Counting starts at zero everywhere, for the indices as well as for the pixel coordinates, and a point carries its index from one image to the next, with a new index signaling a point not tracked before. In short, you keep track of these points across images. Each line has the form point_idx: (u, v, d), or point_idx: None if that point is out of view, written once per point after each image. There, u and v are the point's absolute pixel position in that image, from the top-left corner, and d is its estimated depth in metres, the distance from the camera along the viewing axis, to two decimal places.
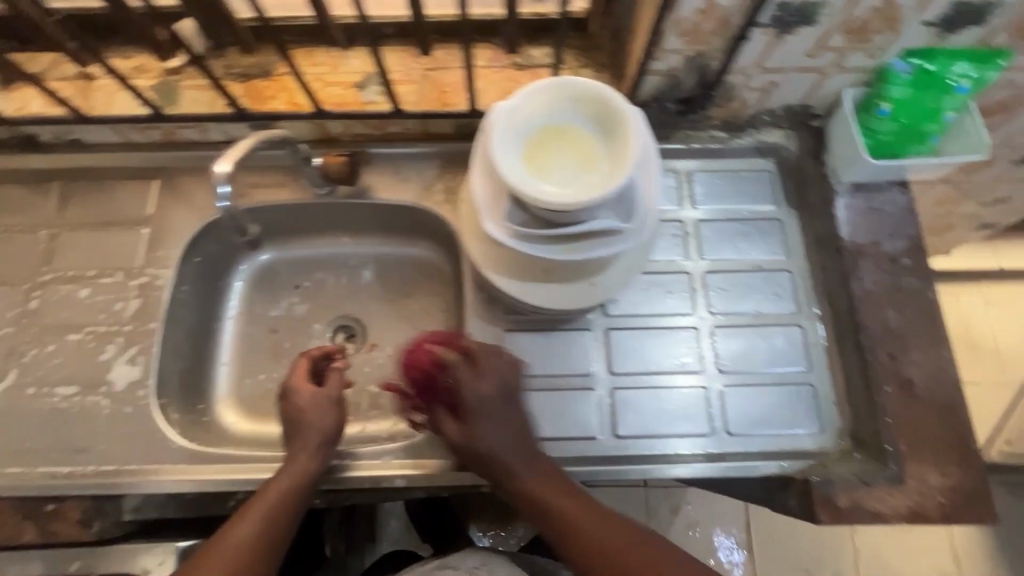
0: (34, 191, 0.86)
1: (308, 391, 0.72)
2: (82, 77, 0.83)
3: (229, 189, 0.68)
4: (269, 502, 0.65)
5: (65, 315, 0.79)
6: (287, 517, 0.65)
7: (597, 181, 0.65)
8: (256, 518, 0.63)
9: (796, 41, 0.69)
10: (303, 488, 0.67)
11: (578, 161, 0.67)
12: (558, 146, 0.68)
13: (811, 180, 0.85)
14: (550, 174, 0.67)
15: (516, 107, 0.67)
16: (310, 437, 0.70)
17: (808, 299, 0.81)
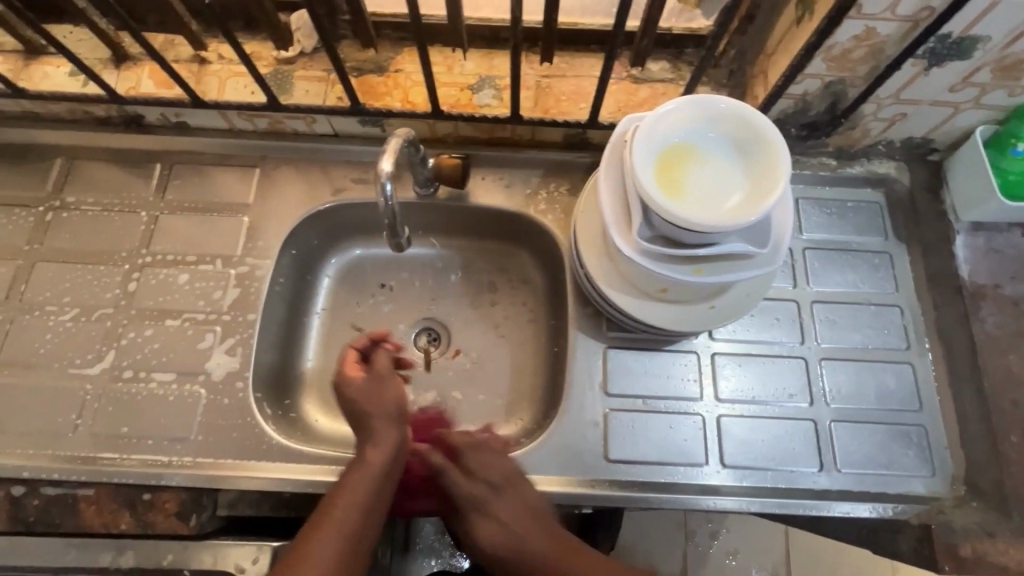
0: (134, 172, 0.85)
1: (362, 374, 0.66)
2: (196, 60, 0.82)
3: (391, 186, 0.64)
4: (356, 499, 0.58)
5: (164, 299, 0.78)
6: (374, 515, 0.59)
7: (738, 202, 0.63)
8: (347, 517, 0.57)
9: (943, 74, 0.67)
10: (377, 485, 0.60)
11: (716, 180, 0.65)
12: (695, 163, 0.66)
13: (924, 215, 0.83)
14: (687, 191, 0.64)
15: (656, 122, 0.66)
16: (386, 429, 0.63)
17: (919, 337, 0.79)
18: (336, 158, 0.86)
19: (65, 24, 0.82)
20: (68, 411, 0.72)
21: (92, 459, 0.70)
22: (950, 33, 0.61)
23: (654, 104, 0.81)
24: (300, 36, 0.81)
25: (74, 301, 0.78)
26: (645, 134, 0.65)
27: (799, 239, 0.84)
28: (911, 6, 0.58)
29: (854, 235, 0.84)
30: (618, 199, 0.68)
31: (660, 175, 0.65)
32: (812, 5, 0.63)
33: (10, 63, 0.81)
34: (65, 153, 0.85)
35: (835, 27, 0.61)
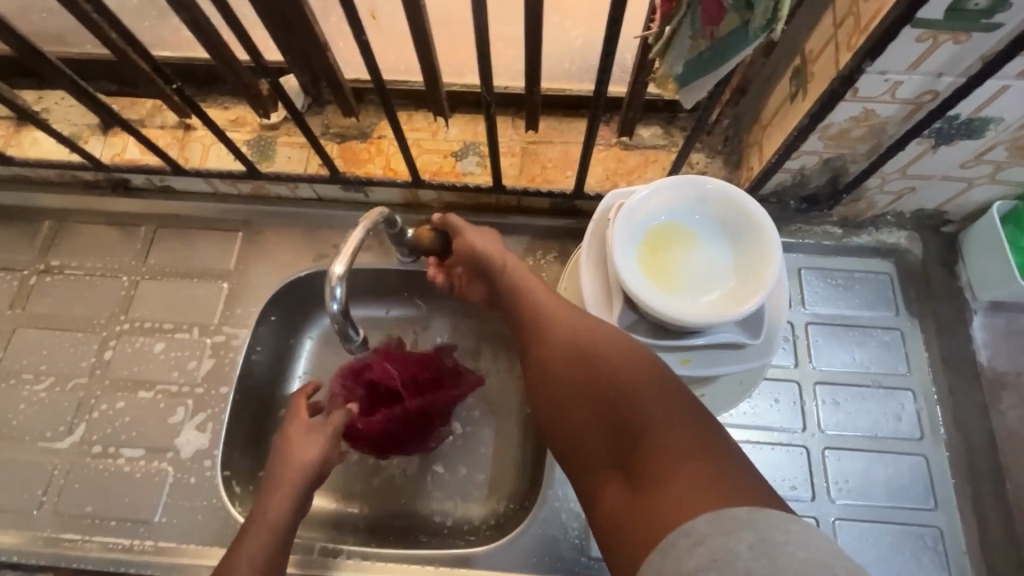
0: (119, 235, 0.85)
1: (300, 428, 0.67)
2: (181, 126, 0.82)
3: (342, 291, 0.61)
4: (258, 550, 0.57)
5: (139, 369, 0.77)
6: (291, 530, 0.60)
7: (725, 292, 0.60)
8: (267, 528, 0.59)
9: (953, 152, 0.62)
10: (282, 525, 0.59)
11: (703, 266, 0.62)
12: (681, 247, 0.62)
13: (938, 291, 0.77)
14: (672, 278, 0.61)
15: (641, 202, 0.62)
16: (296, 457, 0.64)
17: (933, 426, 0.72)
18: (318, 222, 0.84)
19: (57, 91, 0.83)
20: (34, 487, 0.71)
21: (54, 541, 0.68)
22: (959, 114, 0.56)
23: (645, 171, 0.77)
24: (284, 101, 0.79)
25: (50, 369, 0.77)
26: (631, 215, 0.62)
27: (801, 312, 0.78)
28: (913, 89, 0.54)
29: (862, 310, 0.78)
30: (600, 280, 0.65)
31: (644, 260, 0.62)
32: (805, 83, 0.59)
33: (2, 130, 0.83)
34: (52, 215, 0.85)
35: (831, 109, 0.56)
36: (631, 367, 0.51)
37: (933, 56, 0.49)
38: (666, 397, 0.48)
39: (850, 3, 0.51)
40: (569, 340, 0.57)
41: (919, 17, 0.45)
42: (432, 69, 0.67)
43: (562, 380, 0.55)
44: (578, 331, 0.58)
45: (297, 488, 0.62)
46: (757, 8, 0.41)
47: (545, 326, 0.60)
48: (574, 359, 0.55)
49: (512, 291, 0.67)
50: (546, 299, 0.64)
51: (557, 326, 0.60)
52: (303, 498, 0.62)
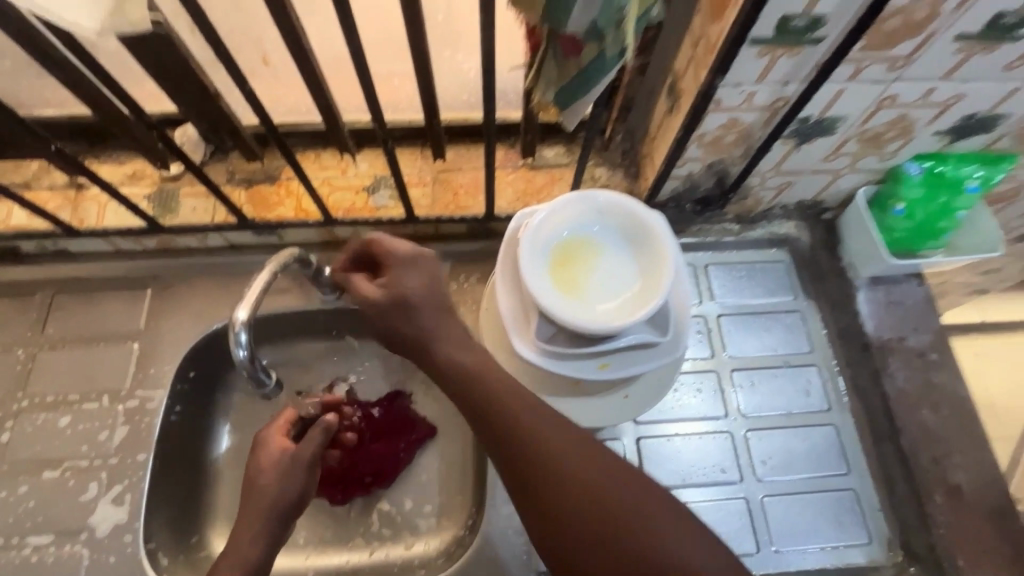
0: (12, 307, 0.79)
1: (272, 457, 0.58)
2: (73, 187, 0.78)
3: (248, 336, 0.59)
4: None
5: (43, 447, 0.71)
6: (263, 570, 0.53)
7: (625, 299, 0.64)
8: (241, 561, 0.52)
9: (814, 149, 0.70)
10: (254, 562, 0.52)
11: (605, 276, 0.65)
12: (587, 259, 0.66)
13: (828, 272, 0.85)
14: (577, 288, 0.64)
15: (543, 220, 0.65)
16: (267, 493, 0.55)
17: (838, 395, 0.79)
18: (231, 270, 0.82)
19: None
20: None
21: None
22: (809, 116, 0.63)
23: (552, 189, 0.81)
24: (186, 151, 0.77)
25: None
26: (536, 233, 0.65)
27: (711, 306, 0.83)
28: (766, 97, 0.60)
29: (765, 297, 0.84)
30: (516, 298, 0.67)
31: (552, 272, 0.64)
32: (677, 98, 0.64)
33: None
34: None
35: (700, 119, 0.62)
36: (604, 467, 0.51)
37: (775, 68, 0.56)
38: (637, 496, 0.50)
39: (701, 26, 0.57)
40: (560, 439, 0.52)
41: (754, 35, 0.51)
42: (330, 109, 0.68)
43: (550, 487, 0.50)
44: (563, 432, 0.53)
45: (267, 523, 0.54)
46: (608, 37, 0.44)
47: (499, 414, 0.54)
48: (568, 467, 0.50)
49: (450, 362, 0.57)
50: (496, 381, 0.55)
51: (537, 424, 0.53)
52: (277, 534, 0.55)
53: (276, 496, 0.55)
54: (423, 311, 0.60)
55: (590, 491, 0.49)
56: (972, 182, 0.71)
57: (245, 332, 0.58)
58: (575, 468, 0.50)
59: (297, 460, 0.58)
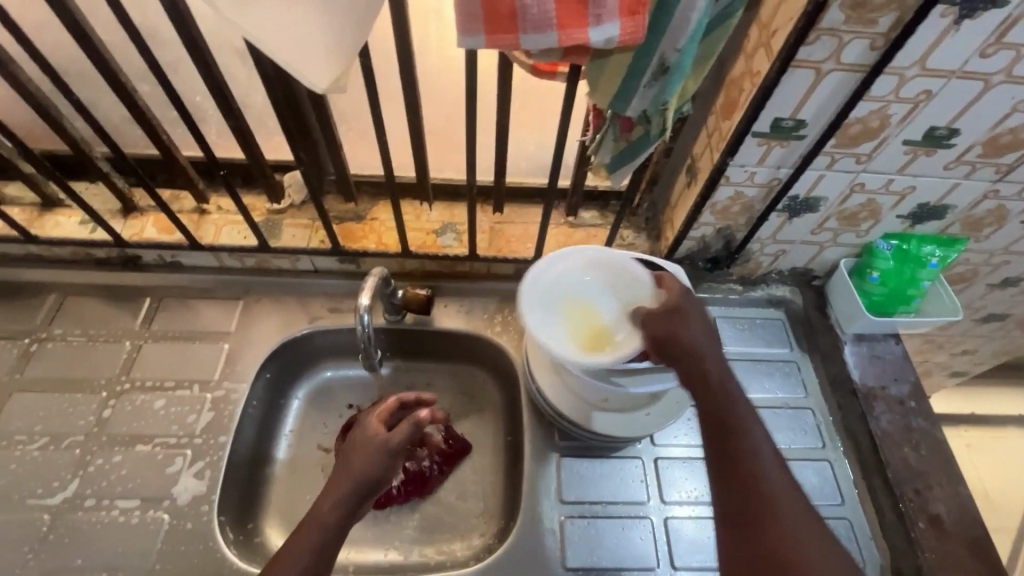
0: (124, 305, 0.92)
1: (370, 437, 0.68)
2: (197, 211, 0.93)
3: (369, 318, 0.73)
4: (309, 542, 0.60)
5: (138, 424, 0.82)
6: (337, 536, 0.62)
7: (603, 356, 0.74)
8: (321, 522, 0.61)
9: (802, 223, 0.87)
10: (332, 524, 0.61)
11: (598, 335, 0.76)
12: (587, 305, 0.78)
13: (818, 329, 0.99)
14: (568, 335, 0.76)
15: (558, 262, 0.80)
16: (350, 474, 0.65)
17: (831, 435, 0.90)
18: (313, 290, 0.96)
19: (81, 181, 0.93)
20: (22, 545, 0.72)
21: None
22: (798, 194, 0.81)
23: (588, 243, 0.98)
24: (290, 191, 0.94)
25: (45, 430, 0.81)
26: (544, 269, 0.80)
27: None
28: (765, 177, 0.78)
29: (765, 347, 0.98)
30: None
31: (563, 307, 0.78)
32: (695, 174, 0.83)
33: (26, 213, 0.91)
34: (59, 290, 0.92)
35: (714, 190, 0.80)
36: (796, 500, 0.61)
37: (771, 155, 0.75)
38: (819, 526, 0.60)
39: (715, 123, 0.76)
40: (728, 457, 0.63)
41: (755, 130, 0.70)
42: (423, 164, 0.86)
43: (752, 502, 0.60)
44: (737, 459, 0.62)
45: (343, 500, 0.63)
46: (653, 122, 0.62)
47: (748, 442, 0.63)
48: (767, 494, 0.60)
49: (710, 376, 0.67)
50: (755, 422, 0.65)
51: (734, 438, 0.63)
52: (354, 509, 0.64)
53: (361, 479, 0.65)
54: (693, 335, 0.69)
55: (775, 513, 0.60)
56: (932, 259, 0.87)
57: (367, 313, 0.72)
58: (782, 504, 0.60)
59: (384, 448, 0.67)
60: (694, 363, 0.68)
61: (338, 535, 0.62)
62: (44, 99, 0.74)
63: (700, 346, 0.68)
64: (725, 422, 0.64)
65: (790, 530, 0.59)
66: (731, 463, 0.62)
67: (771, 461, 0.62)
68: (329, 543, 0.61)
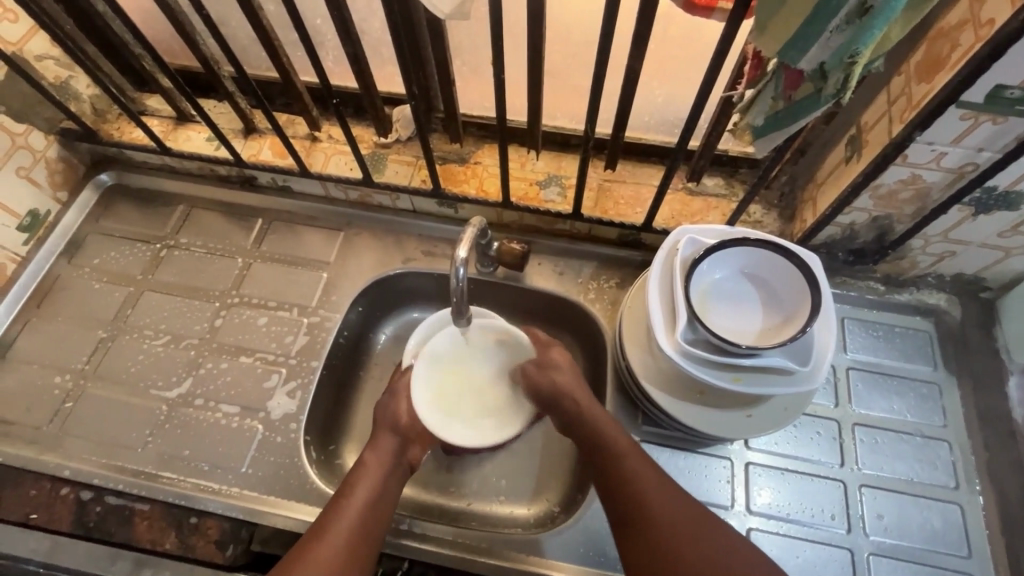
0: (238, 223, 0.97)
1: (394, 414, 0.75)
2: (309, 138, 0.94)
3: (463, 272, 0.70)
4: (354, 497, 0.67)
5: (243, 337, 0.88)
6: (375, 503, 0.67)
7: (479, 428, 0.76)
8: (353, 501, 0.66)
9: (990, 222, 0.70)
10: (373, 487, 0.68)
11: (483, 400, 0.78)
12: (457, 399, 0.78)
13: (974, 351, 0.84)
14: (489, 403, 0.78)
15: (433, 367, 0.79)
16: (383, 442, 0.72)
17: (967, 476, 0.77)
18: (410, 230, 0.95)
19: (210, 99, 0.97)
20: (142, 428, 0.81)
21: (153, 476, 0.78)
22: (996, 186, 0.65)
23: (706, 215, 0.87)
24: (398, 126, 0.91)
25: (167, 329, 0.88)
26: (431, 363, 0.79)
27: (843, 356, 0.84)
28: (956, 160, 0.63)
29: (901, 361, 0.84)
30: (664, 299, 0.72)
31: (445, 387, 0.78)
32: (860, 148, 0.69)
33: (163, 125, 0.96)
34: (186, 201, 0.99)
35: (882, 170, 0.66)
36: (680, 502, 0.64)
37: (974, 132, 0.59)
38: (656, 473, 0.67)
39: (903, 86, 0.62)
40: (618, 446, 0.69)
41: (963, 99, 0.56)
42: (537, 110, 0.79)
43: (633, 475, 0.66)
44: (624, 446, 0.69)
45: (374, 479, 0.69)
46: (829, 79, 0.50)
47: (630, 465, 0.67)
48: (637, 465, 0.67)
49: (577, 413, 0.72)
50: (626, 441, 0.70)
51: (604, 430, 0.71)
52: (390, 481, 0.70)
53: (395, 450, 0.72)
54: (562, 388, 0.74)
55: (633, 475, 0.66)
56: None
57: (462, 267, 0.69)
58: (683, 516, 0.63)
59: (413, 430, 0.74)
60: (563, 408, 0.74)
61: (377, 499, 0.68)
62: (179, 12, 0.75)
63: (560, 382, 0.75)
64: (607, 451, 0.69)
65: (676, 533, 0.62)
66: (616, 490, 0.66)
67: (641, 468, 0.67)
68: (375, 503, 0.67)
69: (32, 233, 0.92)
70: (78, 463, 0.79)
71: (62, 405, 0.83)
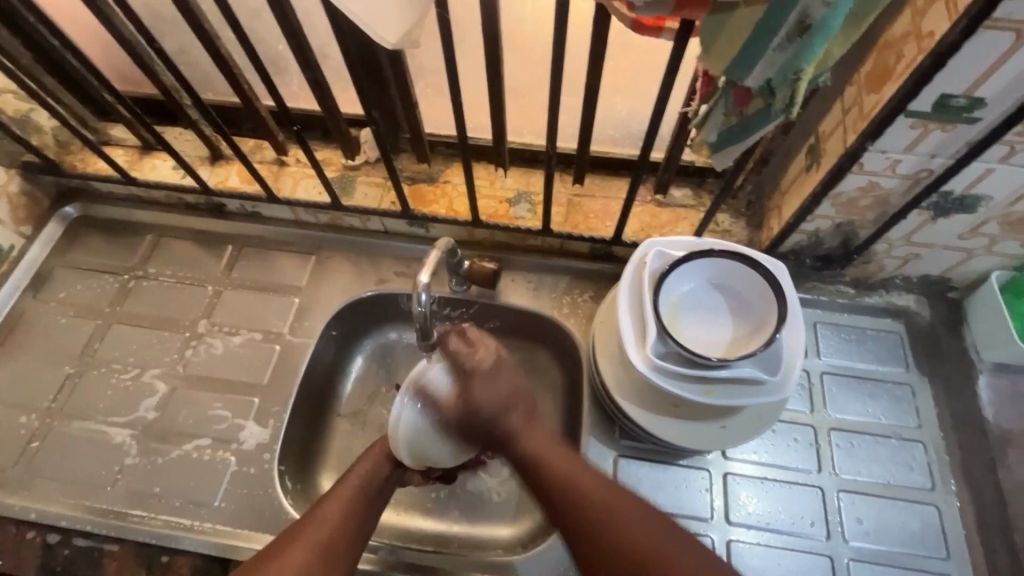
0: (208, 251, 0.96)
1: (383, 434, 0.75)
2: (277, 163, 0.94)
3: (427, 297, 0.69)
4: (329, 524, 0.64)
5: (214, 368, 0.86)
6: (346, 532, 0.65)
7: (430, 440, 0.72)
8: (323, 528, 0.64)
9: (950, 225, 0.71)
10: (347, 518, 0.66)
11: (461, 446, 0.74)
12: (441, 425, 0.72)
13: (945, 350, 0.85)
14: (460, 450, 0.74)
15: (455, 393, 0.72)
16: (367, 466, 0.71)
17: (943, 476, 0.78)
18: (381, 251, 0.94)
19: (175, 127, 0.96)
20: (111, 466, 0.79)
21: (122, 514, 0.76)
22: (951, 191, 0.66)
23: (676, 226, 0.87)
24: (366, 148, 0.91)
25: (136, 362, 0.87)
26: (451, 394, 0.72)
27: (816, 361, 0.85)
28: (911, 167, 0.64)
29: (874, 364, 0.84)
30: (634, 313, 0.72)
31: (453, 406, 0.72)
32: (818, 157, 0.69)
33: (128, 155, 0.95)
34: (154, 231, 0.97)
35: (840, 178, 0.67)
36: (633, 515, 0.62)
37: (926, 140, 0.60)
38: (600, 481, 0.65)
39: (855, 96, 0.62)
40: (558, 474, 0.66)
41: (912, 108, 0.56)
42: (502, 128, 0.79)
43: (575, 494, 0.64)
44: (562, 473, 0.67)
45: (352, 505, 0.67)
46: (777, 94, 0.51)
47: (575, 482, 0.65)
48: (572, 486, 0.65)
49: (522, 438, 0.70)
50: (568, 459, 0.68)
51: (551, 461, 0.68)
52: (366, 506, 0.68)
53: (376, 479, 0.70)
54: (481, 406, 0.71)
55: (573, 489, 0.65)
56: None
57: (425, 292, 0.69)
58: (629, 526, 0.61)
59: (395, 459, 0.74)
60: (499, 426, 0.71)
61: (348, 529, 0.65)
62: (135, 43, 0.74)
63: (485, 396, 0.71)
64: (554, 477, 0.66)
65: (624, 528, 0.60)
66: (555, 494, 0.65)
67: (587, 482, 0.65)
68: (346, 533, 0.65)
69: None
70: (46, 504, 0.77)
71: (29, 445, 0.81)
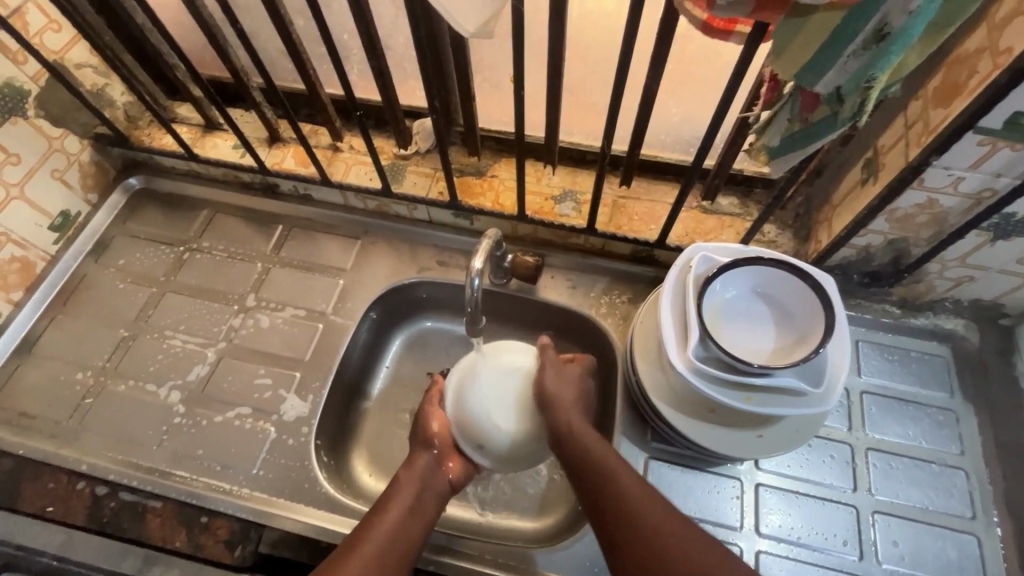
0: (259, 229, 0.99)
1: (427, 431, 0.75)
2: (332, 148, 0.97)
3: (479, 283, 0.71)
4: (385, 525, 0.66)
5: (259, 340, 0.89)
6: (405, 532, 0.66)
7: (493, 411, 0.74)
8: (379, 529, 0.66)
9: (1010, 248, 0.70)
10: (405, 517, 0.67)
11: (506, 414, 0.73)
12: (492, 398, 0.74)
13: (992, 378, 0.82)
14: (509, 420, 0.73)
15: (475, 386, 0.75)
16: (415, 460, 0.73)
17: (984, 507, 0.76)
18: (425, 240, 0.97)
19: (238, 108, 1.00)
20: (157, 426, 0.83)
21: (165, 474, 0.79)
22: (1015, 213, 0.64)
23: (721, 233, 0.87)
24: (418, 138, 0.93)
25: (186, 330, 0.91)
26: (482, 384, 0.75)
27: (857, 380, 0.83)
28: (974, 185, 0.63)
29: (918, 387, 0.82)
30: (677, 315, 0.72)
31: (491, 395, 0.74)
32: (876, 171, 0.69)
33: (192, 132, 0.99)
34: (209, 206, 1.01)
35: (898, 194, 0.66)
36: (662, 507, 0.64)
37: (993, 159, 0.59)
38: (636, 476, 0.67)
39: (921, 110, 0.62)
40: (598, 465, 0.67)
41: (981, 124, 0.56)
42: (556, 125, 0.80)
43: (612, 485, 0.65)
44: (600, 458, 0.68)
45: (406, 505, 0.69)
46: (846, 102, 0.51)
47: (614, 472, 0.66)
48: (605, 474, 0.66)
49: (574, 436, 0.70)
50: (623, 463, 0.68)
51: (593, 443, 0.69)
52: (424, 506, 0.70)
53: (430, 475, 0.72)
54: (559, 397, 0.72)
55: (610, 478, 0.66)
56: None
57: (477, 278, 0.70)
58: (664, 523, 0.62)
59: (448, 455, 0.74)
60: (564, 418, 0.71)
61: (410, 529, 0.67)
62: (214, 26, 0.78)
63: (565, 399, 0.72)
64: (590, 460, 0.68)
65: (650, 518, 0.62)
66: (598, 491, 0.66)
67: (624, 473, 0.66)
68: (403, 533, 0.66)
69: (63, 233, 0.95)
70: (96, 458, 0.80)
71: (82, 401, 0.85)
